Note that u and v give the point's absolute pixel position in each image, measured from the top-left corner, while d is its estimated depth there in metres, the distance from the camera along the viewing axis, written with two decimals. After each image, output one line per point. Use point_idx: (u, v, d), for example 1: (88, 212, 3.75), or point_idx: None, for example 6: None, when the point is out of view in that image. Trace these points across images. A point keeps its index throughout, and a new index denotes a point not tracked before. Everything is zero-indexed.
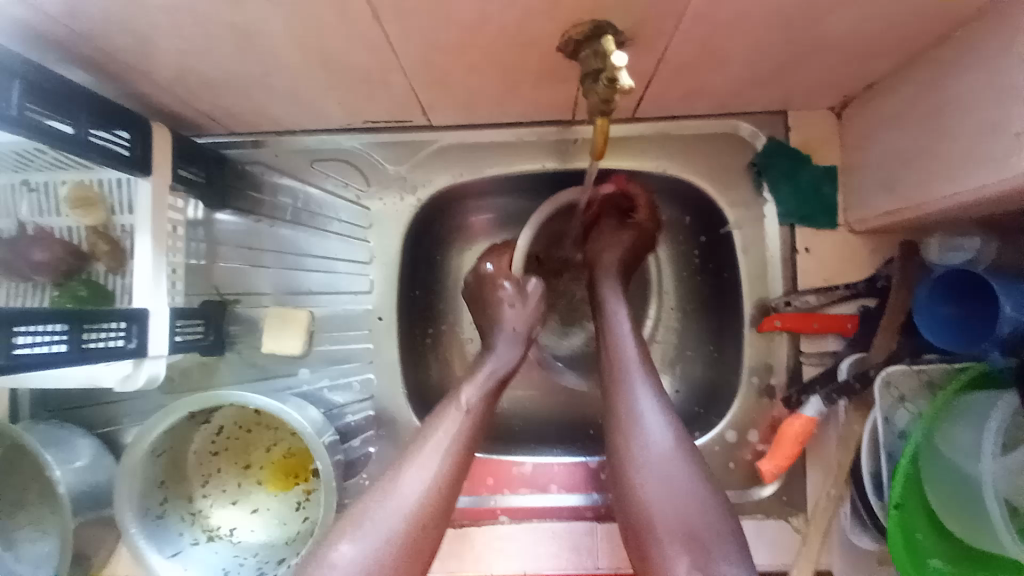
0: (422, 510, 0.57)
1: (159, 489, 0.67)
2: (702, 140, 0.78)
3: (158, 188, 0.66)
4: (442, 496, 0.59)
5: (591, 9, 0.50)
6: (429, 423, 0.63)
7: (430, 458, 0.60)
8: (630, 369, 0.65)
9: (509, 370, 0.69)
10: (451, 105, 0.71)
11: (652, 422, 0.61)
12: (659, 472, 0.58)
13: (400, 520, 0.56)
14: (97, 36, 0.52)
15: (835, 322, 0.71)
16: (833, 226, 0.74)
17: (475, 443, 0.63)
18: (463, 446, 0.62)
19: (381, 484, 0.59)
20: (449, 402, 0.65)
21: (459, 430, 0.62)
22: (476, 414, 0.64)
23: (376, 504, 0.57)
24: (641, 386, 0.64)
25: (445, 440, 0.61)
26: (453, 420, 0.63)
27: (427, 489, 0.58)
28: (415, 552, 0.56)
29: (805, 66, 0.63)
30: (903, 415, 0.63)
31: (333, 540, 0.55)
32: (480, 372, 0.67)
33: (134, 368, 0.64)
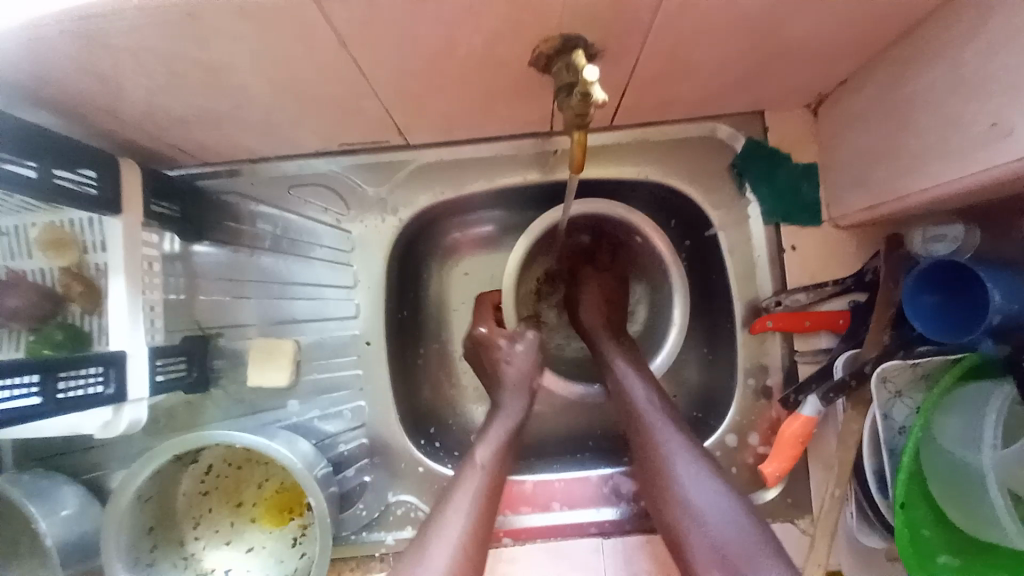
0: (454, 573, 0.55)
1: (148, 536, 0.64)
2: (682, 145, 0.77)
3: (129, 228, 0.64)
4: (471, 558, 0.56)
5: (559, 25, 0.50)
6: (450, 487, 0.62)
7: (453, 525, 0.58)
8: (660, 428, 0.64)
9: (515, 425, 0.68)
10: (426, 125, 0.70)
11: (702, 491, 0.58)
12: (709, 534, 0.56)
13: None
14: (54, 79, 0.51)
15: (827, 319, 0.70)
16: (817, 223, 0.74)
17: (496, 497, 0.62)
18: (488, 506, 0.60)
19: (409, 555, 0.57)
20: (465, 463, 0.64)
21: (480, 489, 0.61)
22: (495, 471, 0.63)
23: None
24: (677, 447, 0.62)
25: (470, 498, 0.60)
26: (473, 478, 0.62)
27: (457, 548, 0.56)
28: None
29: (778, 68, 0.63)
30: (900, 409, 0.63)
31: None
32: (489, 432, 0.66)
33: (115, 414, 0.62)
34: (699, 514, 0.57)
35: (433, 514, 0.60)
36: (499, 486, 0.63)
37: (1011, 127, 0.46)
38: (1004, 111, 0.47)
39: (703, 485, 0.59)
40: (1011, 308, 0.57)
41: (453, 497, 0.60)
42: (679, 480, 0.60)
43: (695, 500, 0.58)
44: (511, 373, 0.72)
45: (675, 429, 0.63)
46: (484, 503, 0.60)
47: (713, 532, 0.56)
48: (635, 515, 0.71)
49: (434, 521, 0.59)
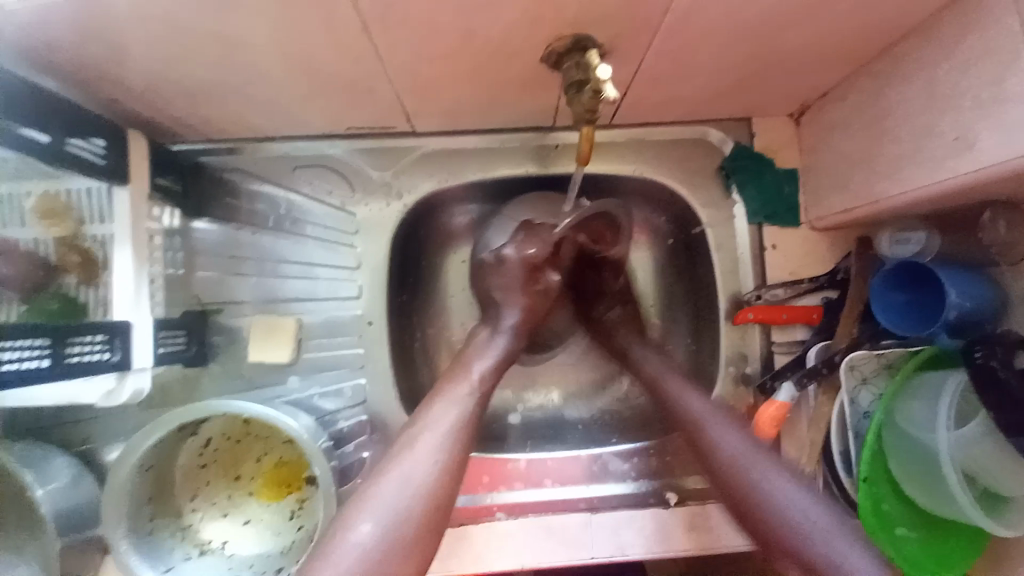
0: (436, 483, 0.59)
1: (148, 506, 0.65)
2: (675, 145, 0.82)
3: (136, 198, 0.64)
4: (453, 471, 0.60)
5: (573, 23, 0.53)
6: (433, 403, 0.64)
7: (436, 437, 0.61)
8: (719, 431, 0.72)
9: (506, 358, 0.72)
10: (436, 112, 0.72)
11: (800, 500, 0.64)
12: (808, 529, 0.62)
13: (419, 502, 0.57)
14: (75, 44, 0.51)
15: (802, 313, 0.76)
16: (795, 224, 0.80)
17: (479, 420, 0.65)
18: (470, 426, 0.64)
19: (386, 463, 0.60)
20: (458, 376, 0.67)
21: (469, 407, 0.65)
22: (484, 390, 0.67)
23: (393, 480, 0.58)
24: (767, 464, 0.68)
25: (458, 414, 0.63)
26: (465, 393, 0.65)
27: (442, 465, 0.59)
28: (429, 527, 0.57)
29: (768, 77, 0.68)
30: (867, 396, 0.68)
31: (356, 516, 0.55)
32: (487, 353, 0.71)
33: (118, 384, 0.62)
34: (806, 530, 0.62)
35: (416, 422, 0.63)
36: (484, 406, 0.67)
37: (974, 141, 0.53)
38: (967, 126, 0.53)
39: (796, 493, 0.65)
40: (964, 304, 0.64)
41: (438, 410, 0.63)
42: (765, 488, 0.66)
43: (793, 510, 0.64)
44: (517, 319, 0.75)
45: (745, 442, 0.71)
46: (458, 430, 0.62)
47: (824, 543, 0.61)
48: (624, 492, 0.78)
49: (419, 429, 0.62)
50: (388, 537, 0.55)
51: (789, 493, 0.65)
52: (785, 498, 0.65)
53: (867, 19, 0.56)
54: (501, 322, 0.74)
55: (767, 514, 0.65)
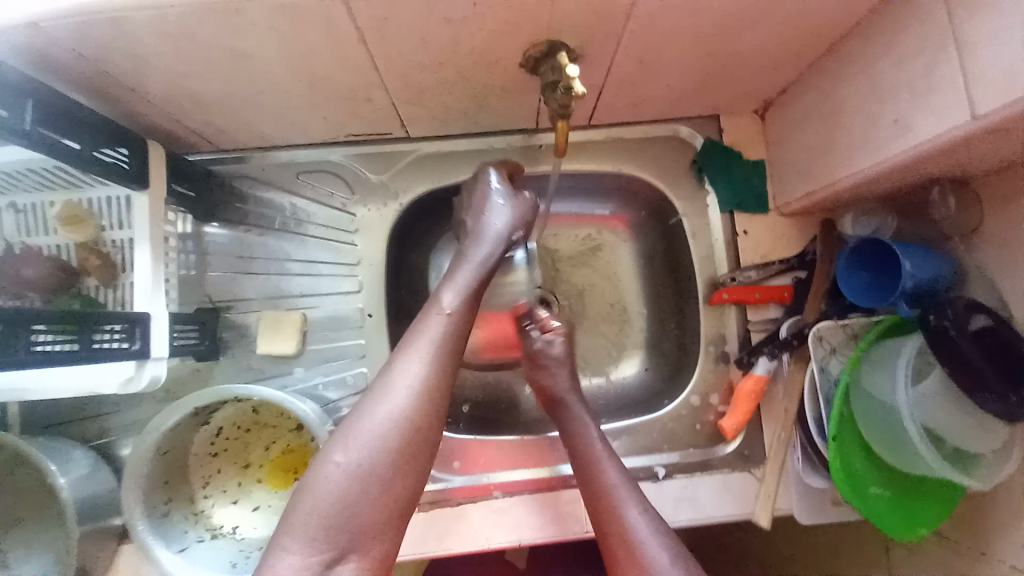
0: (415, 411, 0.57)
1: (163, 489, 0.68)
2: (650, 142, 0.89)
3: (153, 201, 0.70)
4: (432, 401, 0.58)
5: (547, 30, 0.60)
6: (413, 329, 0.62)
7: (413, 365, 0.58)
8: (619, 492, 0.66)
9: (482, 277, 0.67)
10: (428, 118, 0.79)
11: (650, 533, 0.62)
12: None
13: (394, 428, 0.56)
14: (105, 58, 0.57)
15: (775, 292, 0.81)
16: (765, 211, 0.86)
17: (458, 344, 0.62)
18: (446, 350, 0.61)
19: (365, 397, 0.58)
20: (431, 307, 0.63)
21: (442, 332, 0.61)
22: (459, 316, 0.63)
23: (368, 414, 0.57)
24: (628, 507, 0.64)
25: (436, 338, 0.60)
26: (438, 324, 0.62)
27: (419, 392, 0.57)
28: (410, 454, 0.56)
29: (728, 76, 0.75)
30: (835, 364, 0.73)
31: (330, 450, 0.55)
32: (459, 277, 0.66)
33: (137, 371, 0.66)
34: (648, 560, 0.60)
35: (396, 353, 0.60)
36: (463, 331, 0.63)
37: (908, 122, 0.59)
38: (903, 108, 0.59)
39: (657, 536, 0.61)
40: (918, 275, 0.69)
41: (409, 343, 0.60)
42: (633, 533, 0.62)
43: (647, 544, 0.61)
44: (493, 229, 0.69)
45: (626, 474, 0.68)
46: (436, 360, 0.59)
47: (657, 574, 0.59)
48: None
49: (397, 359, 0.60)
50: (366, 469, 0.54)
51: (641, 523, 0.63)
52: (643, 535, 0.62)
53: (808, 19, 0.63)
54: (483, 232, 0.69)
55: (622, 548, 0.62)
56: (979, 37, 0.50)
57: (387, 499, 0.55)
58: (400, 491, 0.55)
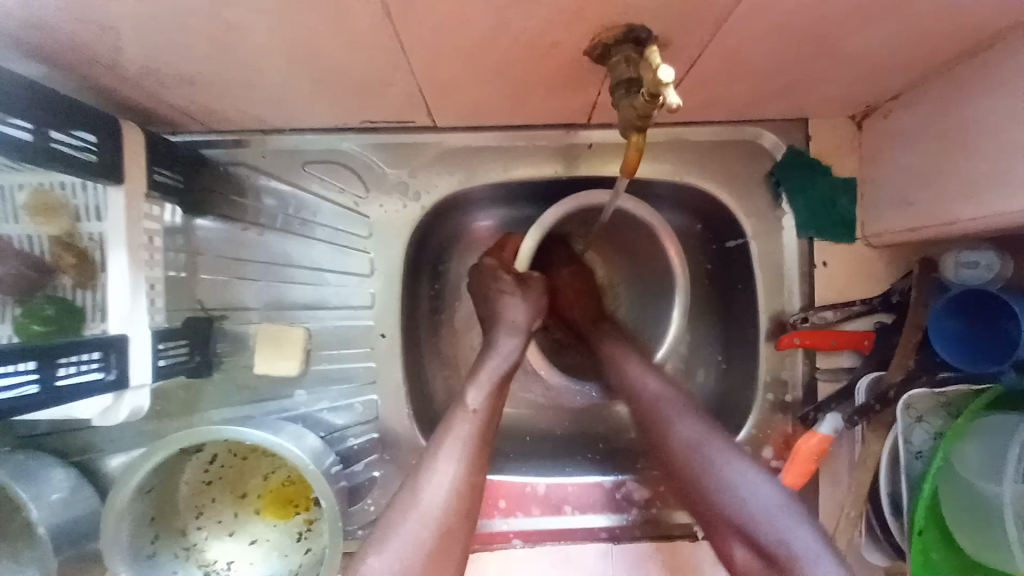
0: (447, 518, 0.55)
1: (149, 527, 0.61)
2: (721, 148, 0.74)
3: (131, 197, 0.59)
4: (463, 504, 0.56)
5: (628, 13, 0.45)
6: (441, 427, 0.60)
7: (448, 463, 0.57)
8: (703, 435, 0.60)
9: (510, 368, 0.65)
10: (460, 107, 0.65)
11: (750, 485, 0.56)
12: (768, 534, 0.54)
13: (425, 528, 0.54)
14: (57, 27, 0.45)
15: (852, 339, 0.70)
16: (849, 240, 0.72)
17: (488, 444, 0.60)
18: (478, 447, 0.59)
19: (400, 499, 0.56)
20: (455, 406, 0.61)
21: (471, 430, 0.59)
22: (489, 411, 0.61)
23: (403, 514, 0.54)
24: (724, 451, 0.59)
25: (470, 431, 0.59)
26: (465, 423, 0.60)
27: (451, 490, 0.55)
28: (441, 556, 0.53)
29: (836, 78, 0.60)
30: (919, 434, 0.64)
31: (366, 551, 0.53)
32: (482, 370, 0.63)
33: (115, 402, 0.58)
34: (755, 511, 0.55)
35: (423, 457, 0.58)
36: (493, 425, 0.61)
37: None
38: None
39: (759, 487, 0.56)
40: None
41: (438, 440, 0.59)
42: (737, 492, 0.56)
43: (745, 497, 0.56)
44: (507, 325, 0.68)
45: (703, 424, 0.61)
46: (470, 461, 0.58)
47: (769, 522, 0.54)
48: (643, 521, 0.72)
49: (431, 454, 0.58)
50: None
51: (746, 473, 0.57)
52: (746, 488, 0.56)
53: (969, 17, 0.48)
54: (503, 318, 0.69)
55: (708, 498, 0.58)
56: None
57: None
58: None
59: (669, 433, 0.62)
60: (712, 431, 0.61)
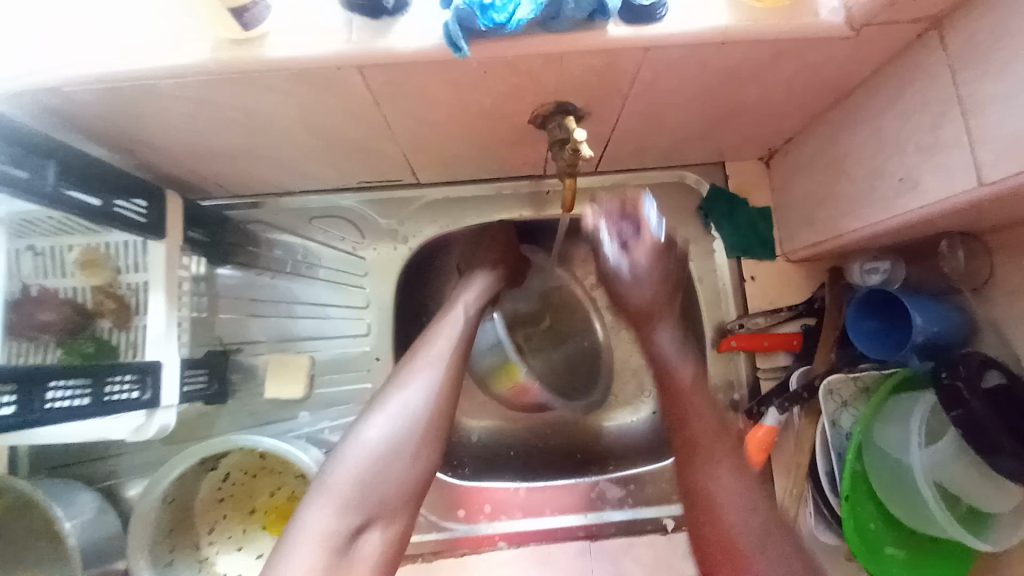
0: (421, 416, 0.64)
1: (168, 537, 0.69)
2: (656, 188, 0.89)
3: (169, 249, 0.72)
4: (439, 407, 0.65)
5: (557, 91, 0.62)
6: (421, 346, 0.70)
7: (424, 376, 0.66)
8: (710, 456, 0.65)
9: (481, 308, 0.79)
10: (439, 165, 0.81)
11: (739, 510, 0.60)
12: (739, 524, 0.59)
13: (402, 427, 0.62)
14: (137, 120, 0.60)
15: (783, 340, 0.81)
16: (772, 257, 0.86)
17: (463, 366, 0.71)
18: (451, 366, 0.69)
19: (382, 399, 0.65)
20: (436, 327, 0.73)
21: (448, 354, 0.70)
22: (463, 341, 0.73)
23: (381, 416, 0.63)
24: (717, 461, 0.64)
25: (421, 394, 0.65)
26: (443, 344, 0.70)
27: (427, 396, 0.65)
28: (416, 454, 0.62)
29: (731, 128, 0.76)
30: (847, 418, 0.72)
31: (346, 444, 0.61)
32: (464, 305, 0.77)
33: (147, 419, 0.67)
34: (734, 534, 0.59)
35: (404, 368, 0.68)
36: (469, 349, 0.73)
37: (915, 182, 0.60)
38: (908, 167, 0.60)
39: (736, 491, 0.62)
40: (931, 329, 0.69)
41: (425, 352, 0.69)
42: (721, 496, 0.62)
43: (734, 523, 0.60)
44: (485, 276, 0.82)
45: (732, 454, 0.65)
46: (447, 371, 0.68)
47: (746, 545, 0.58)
48: (622, 520, 0.78)
49: (395, 387, 0.66)
50: (378, 463, 0.60)
51: (724, 485, 0.62)
52: (729, 502, 0.61)
53: (812, 78, 0.64)
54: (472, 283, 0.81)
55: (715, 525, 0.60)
56: (984, 107, 0.51)
57: (401, 494, 0.60)
58: (413, 482, 0.61)
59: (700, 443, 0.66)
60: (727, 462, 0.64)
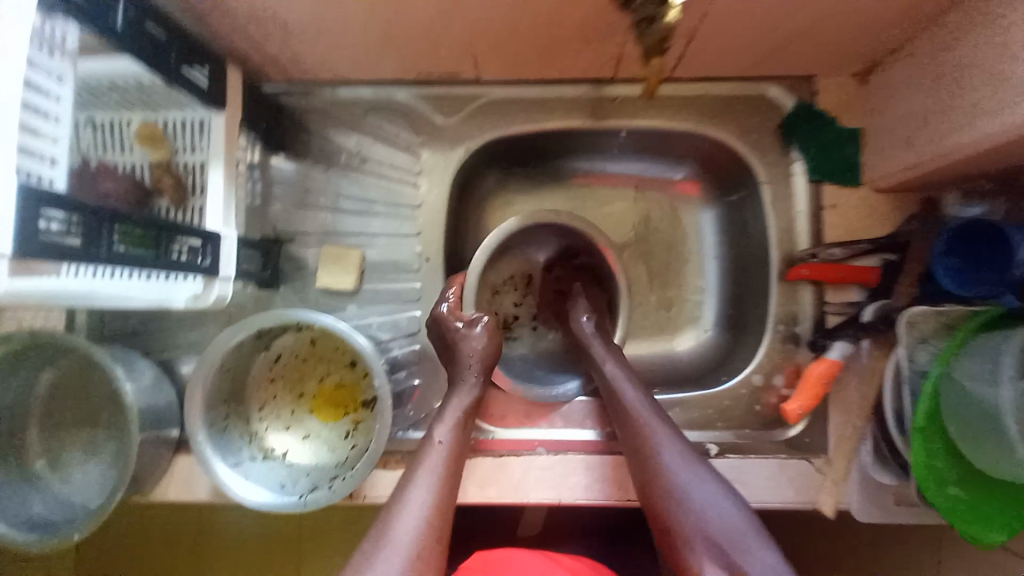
0: (433, 514, 0.57)
1: (224, 405, 0.71)
2: (736, 101, 0.82)
3: (229, 125, 0.71)
4: (448, 500, 0.59)
5: None
6: (423, 441, 0.64)
7: (429, 463, 0.61)
8: (664, 450, 0.66)
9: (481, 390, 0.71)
10: (502, 59, 0.75)
11: (707, 493, 0.62)
12: (711, 514, 0.60)
13: (413, 535, 0.55)
14: None
15: (859, 272, 0.75)
16: (856, 184, 0.78)
17: (465, 447, 0.65)
18: (456, 451, 0.63)
19: (383, 513, 0.58)
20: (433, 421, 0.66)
21: (449, 439, 0.64)
22: (466, 419, 0.67)
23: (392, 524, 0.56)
24: (671, 452, 0.65)
25: (426, 486, 0.59)
26: (444, 432, 0.64)
27: (434, 490, 0.59)
28: (433, 561, 0.54)
29: (834, 30, 0.68)
30: (925, 355, 0.67)
31: (355, 567, 0.53)
32: (454, 398, 0.69)
33: (205, 288, 0.68)
34: (724, 533, 0.59)
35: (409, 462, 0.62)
36: (470, 431, 0.67)
37: None
38: None
39: (704, 486, 0.62)
40: None
41: (426, 440, 0.64)
42: (683, 489, 0.62)
43: (706, 509, 0.61)
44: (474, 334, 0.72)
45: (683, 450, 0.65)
46: (450, 451, 0.63)
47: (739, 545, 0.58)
48: None
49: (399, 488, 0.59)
50: None
51: (696, 478, 0.63)
52: (705, 497, 0.61)
53: None
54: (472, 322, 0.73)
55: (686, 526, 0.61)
56: None
57: None
58: None
59: (643, 444, 0.67)
60: (674, 435, 0.67)
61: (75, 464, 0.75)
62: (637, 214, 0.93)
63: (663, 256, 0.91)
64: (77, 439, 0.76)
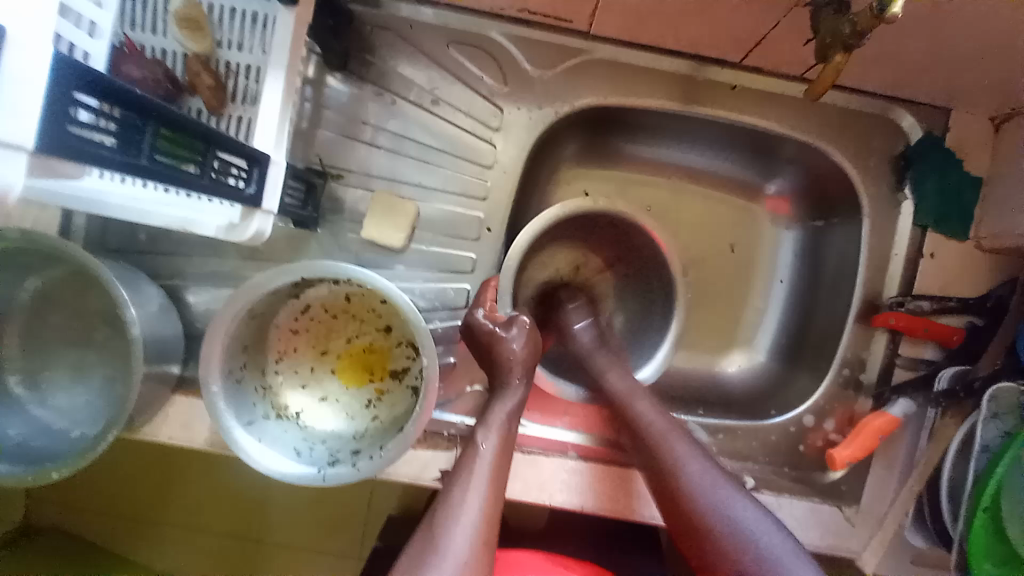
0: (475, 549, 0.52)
1: (242, 353, 0.63)
2: (858, 119, 0.74)
3: (295, 26, 0.58)
4: (490, 533, 0.54)
5: None
6: (459, 465, 0.58)
7: (470, 490, 0.55)
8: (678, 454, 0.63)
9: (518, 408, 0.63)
10: (624, 14, 0.64)
11: (749, 514, 0.58)
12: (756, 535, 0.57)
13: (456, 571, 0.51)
14: None
15: (943, 331, 0.70)
16: (963, 237, 0.72)
17: (506, 469, 0.59)
18: (498, 477, 0.57)
19: (418, 540, 0.54)
20: (467, 445, 0.60)
21: (487, 467, 0.57)
22: (506, 438, 0.60)
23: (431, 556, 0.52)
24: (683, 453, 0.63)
25: (467, 517, 0.54)
26: (482, 455, 0.58)
27: (476, 522, 0.54)
28: None
29: (1005, 62, 0.60)
30: (991, 431, 0.65)
31: None
32: (492, 416, 0.61)
33: (243, 219, 0.58)
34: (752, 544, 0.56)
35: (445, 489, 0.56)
36: (510, 450, 0.60)
37: None
38: None
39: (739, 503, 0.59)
40: None
41: (462, 465, 0.58)
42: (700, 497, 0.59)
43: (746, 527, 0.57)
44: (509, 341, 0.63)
45: (708, 463, 0.62)
46: (493, 479, 0.57)
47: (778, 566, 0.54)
48: None
49: (436, 517, 0.54)
50: None
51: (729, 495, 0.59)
52: (742, 517, 0.58)
53: None
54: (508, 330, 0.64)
55: (717, 535, 0.58)
56: None
57: None
58: None
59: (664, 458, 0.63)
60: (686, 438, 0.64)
61: (58, 383, 0.66)
62: (714, 218, 0.85)
63: (731, 271, 0.85)
64: (63, 359, 0.67)
